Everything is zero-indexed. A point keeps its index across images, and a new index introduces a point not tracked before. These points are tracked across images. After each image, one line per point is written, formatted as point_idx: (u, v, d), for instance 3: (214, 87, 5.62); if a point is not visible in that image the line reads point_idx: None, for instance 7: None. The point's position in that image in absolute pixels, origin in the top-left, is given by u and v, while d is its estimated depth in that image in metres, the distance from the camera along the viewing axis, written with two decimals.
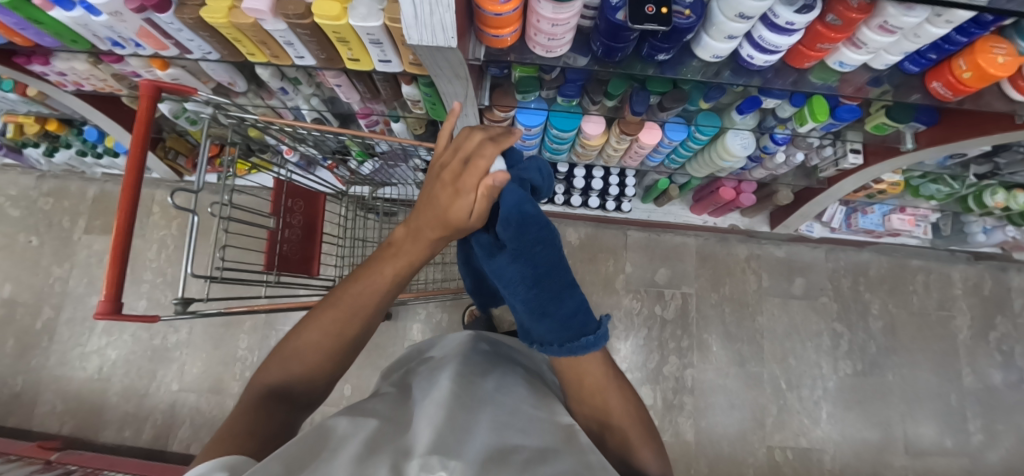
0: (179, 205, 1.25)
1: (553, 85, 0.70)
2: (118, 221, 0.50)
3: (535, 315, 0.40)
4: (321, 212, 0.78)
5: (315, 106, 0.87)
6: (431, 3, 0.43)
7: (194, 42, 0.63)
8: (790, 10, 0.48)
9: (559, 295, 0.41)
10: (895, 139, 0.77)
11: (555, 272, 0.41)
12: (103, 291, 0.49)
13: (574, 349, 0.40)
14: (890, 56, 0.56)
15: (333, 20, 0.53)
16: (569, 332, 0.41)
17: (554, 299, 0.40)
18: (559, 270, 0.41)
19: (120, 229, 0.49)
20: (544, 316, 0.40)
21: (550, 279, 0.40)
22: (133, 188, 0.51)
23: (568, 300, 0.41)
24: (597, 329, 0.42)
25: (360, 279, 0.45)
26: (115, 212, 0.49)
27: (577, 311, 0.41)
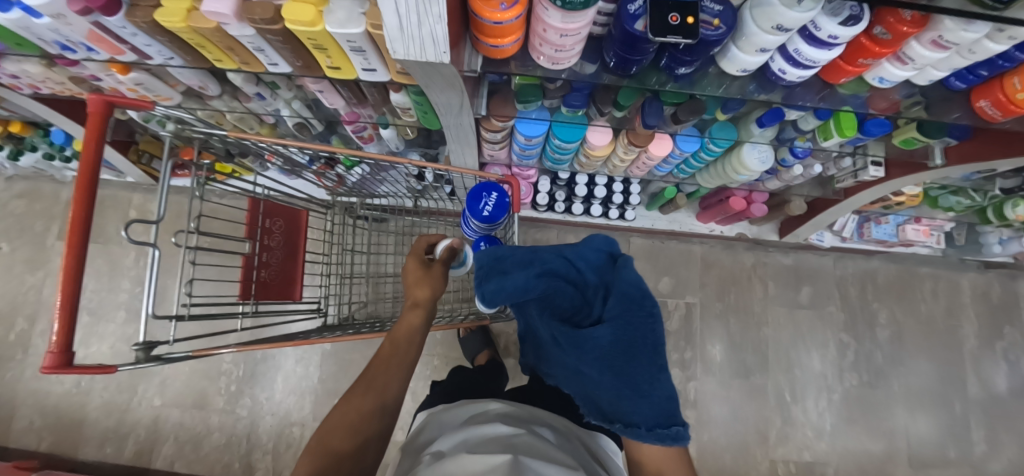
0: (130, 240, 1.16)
1: (557, 94, 0.63)
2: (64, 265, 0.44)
3: (628, 392, 0.43)
4: (302, 231, 0.72)
5: (297, 110, 0.79)
6: (418, 14, 0.36)
7: (152, 47, 0.56)
8: (835, 23, 0.42)
9: (655, 379, 0.44)
10: (923, 153, 0.73)
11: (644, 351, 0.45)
12: (54, 343, 0.41)
13: (662, 438, 0.42)
14: (935, 71, 0.50)
15: (307, 26, 0.46)
16: (658, 416, 0.43)
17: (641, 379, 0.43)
18: (655, 351, 0.45)
19: (70, 271, 0.42)
20: (643, 396, 0.43)
21: (641, 355, 0.44)
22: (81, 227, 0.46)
23: (663, 385, 0.44)
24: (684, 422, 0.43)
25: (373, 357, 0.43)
26: (63, 252, 0.41)
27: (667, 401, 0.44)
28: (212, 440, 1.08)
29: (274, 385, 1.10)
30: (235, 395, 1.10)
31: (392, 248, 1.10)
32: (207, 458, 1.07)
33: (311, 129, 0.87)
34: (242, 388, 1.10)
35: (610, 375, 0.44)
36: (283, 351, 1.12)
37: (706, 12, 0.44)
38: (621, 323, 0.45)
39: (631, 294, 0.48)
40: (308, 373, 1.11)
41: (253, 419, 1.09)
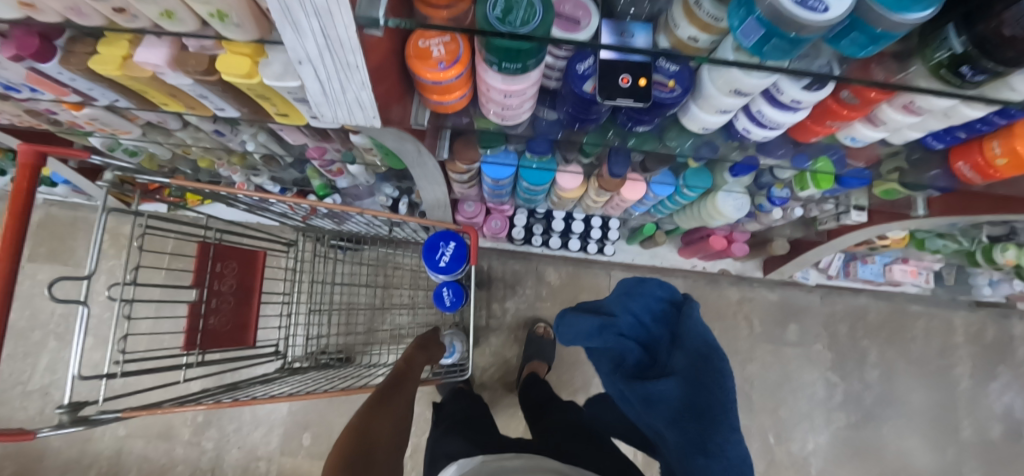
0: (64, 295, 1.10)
1: (519, 141, 0.61)
2: None
3: (697, 453, 0.44)
4: (258, 272, 0.70)
5: (264, 142, 0.77)
6: (340, 80, 0.35)
7: (95, 90, 0.54)
8: (797, 87, 0.39)
9: (728, 441, 0.44)
10: (905, 203, 0.71)
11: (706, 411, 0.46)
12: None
13: None
14: (911, 132, 0.47)
15: (244, 79, 0.44)
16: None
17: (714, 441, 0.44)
18: (727, 411, 0.46)
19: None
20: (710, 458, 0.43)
21: (712, 419, 0.45)
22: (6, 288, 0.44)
23: (735, 446, 0.44)
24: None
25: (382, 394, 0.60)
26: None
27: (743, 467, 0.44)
28: (176, 474, 1.04)
29: (242, 418, 1.07)
30: (201, 427, 1.07)
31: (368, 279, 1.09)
32: None
33: (280, 161, 0.86)
34: (208, 419, 1.07)
35: (682, 435, 0.46)
36: None
37: (661, 72, 0.41)
38: (690, 381, 0.48)
39: (698, 348, 0.50)
40: (277, 406, 1.08)
41: (219, 452, 1.06)
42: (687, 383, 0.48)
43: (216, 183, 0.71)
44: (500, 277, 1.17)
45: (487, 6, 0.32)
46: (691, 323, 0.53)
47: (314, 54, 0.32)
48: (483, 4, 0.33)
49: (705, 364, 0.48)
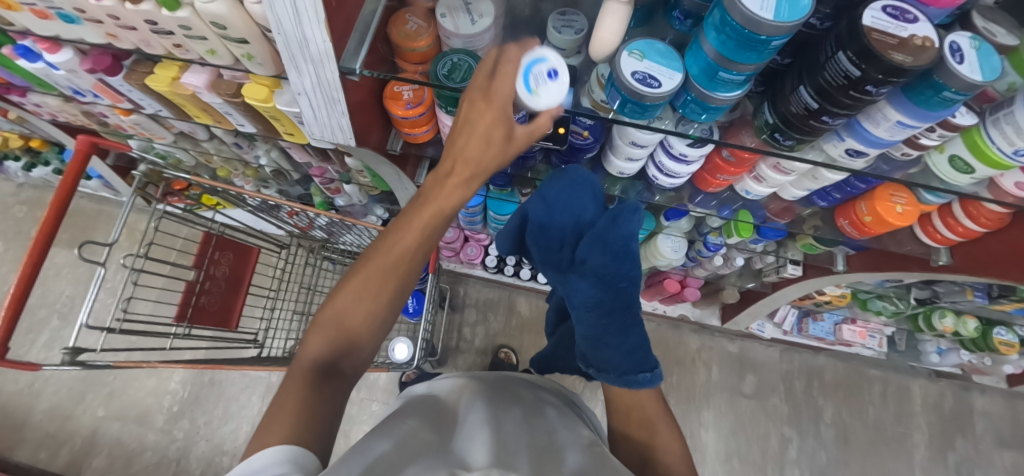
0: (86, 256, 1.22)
1: (484, 174, 0.73)
2: (20, 278, 0.54)
3: (602, 345, 0.53)
4: (250, 265, 0.80)
5: (275, 158, 0.91)
6: (326, 109, 0.47)
7: (145, 101, 0.67)
8: (683, 143, 0.50)
9: (626, 332, 0.53)
10: (828, 259, 0.80)
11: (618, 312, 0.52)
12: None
13: (630, 383, 0.52)
14: (795, 190, 0.58)
15: (261, 102, 0.57)
16: (630, 366, 0.53)
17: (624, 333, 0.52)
18: (630, 310, 0.53)
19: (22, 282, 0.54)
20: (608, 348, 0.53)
21: (619, 318, 0.52)
22: (41, 247, 0.56)
23: (633, 336, 0.53)
24: (653, 370, 0.54)
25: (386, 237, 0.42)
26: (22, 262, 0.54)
27: (637, 353, 0.53)
28: (143, 460, 1.08)
29: (215, 410, 1.12)
30: (175, 416, 1.12)
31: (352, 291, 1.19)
32: None
33: (288, 176, 1.01)
34: (183, 409, 1.12)
35: (596, 329, 0.53)
36: (230, 378, 1.15)
37: (579, 124, 0.52)
38: (600, 281, 0.51)
39: (612, 247, 0.49)
40: (248, 403, 1.13)
41: (187, 442, 1.10)
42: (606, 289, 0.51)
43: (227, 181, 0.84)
44: (474, 303, 1.25)
45: (438, 67, 0.45)
46: (621, 223, 0.49)
47: (309, 89, 0.44)
48: (435, 65, 0.45)
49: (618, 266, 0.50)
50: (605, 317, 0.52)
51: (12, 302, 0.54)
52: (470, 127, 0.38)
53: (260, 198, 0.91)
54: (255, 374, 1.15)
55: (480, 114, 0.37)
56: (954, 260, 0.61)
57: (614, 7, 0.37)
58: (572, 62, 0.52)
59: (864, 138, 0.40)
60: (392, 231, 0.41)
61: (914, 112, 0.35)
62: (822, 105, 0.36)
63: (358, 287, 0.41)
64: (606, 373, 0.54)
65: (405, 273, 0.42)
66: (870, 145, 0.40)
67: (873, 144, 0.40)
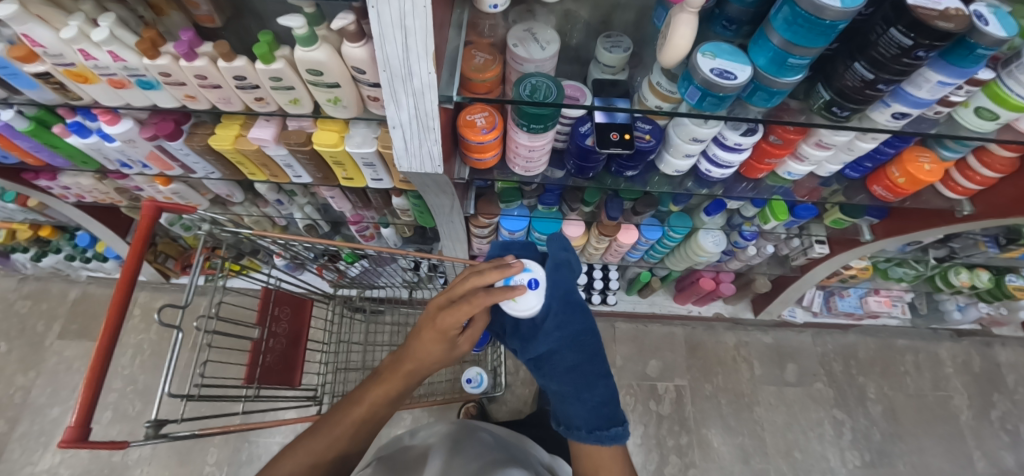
0: (165, 322, 1.20)
1: (533, 195, 0.77)
2: (101, 338, 0.49)
3: (570, 398, 0.54)
4: (307, 317, 0.78)
5: (309, 213, 0.93)
6: (419, 138, 0.49)
7: (199, 164, 0.69)
8: (737, 134, 0.56)
9: (593, 386, 0.54)
10: (853, 231, 0.87)
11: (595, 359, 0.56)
12: (73, 418, 0.46)
13: (601, 436, 0.51)
14: (832, 165, 0.64)
15: (331, 147, 0.59)
16: (599, 421, 0.52)
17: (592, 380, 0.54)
18: (596, 362, 0.56)
19: (102, 349, 0.48)
20: (579, 398, 0.53)
21: (590, 370, 0.55)
22: (122, 299, 0.52)
23: (601, 391, 0.54)
24: (623, 424, 0.52)
25: (349, 406, 0.48)
26: (101, 328, 0.48)
27: (595, 406, 0.53)
28: None
29: None
30: None
31: (386, 340, 1.16)
32: None
33: (318, 230, 1.02)
34: None
35: (566, 386, 0.54)
36: (269, 450, 1.07)
37: (639, 130, 0.58)
38: (575, 340, 0.55)
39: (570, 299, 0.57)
40: None
41: None
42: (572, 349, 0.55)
43: (278, 232, 0.82)
44: None
45: (520, 89, 0.49)
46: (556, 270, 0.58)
47: (406, 121, 0.47)
48: (517, 88, 0.49)
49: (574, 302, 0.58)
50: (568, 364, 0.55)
51: (90, 371, 0.47)
52: (424, 334, 0.50)
53: (303, 243, 0.87)
54: None
55: (433, 331, 0.50)
56: (976, 209, 0.67)
57: (686, 17, 0.43)
58: (619, 77, 0.59)
59: (907, 101, 0.46)
60: (339, 409, 0.48)
61: (952, 72, 0.42)
62: (877, 75, 0.42)
63: (304, 449, 0.44)
64: (577, 429, 0.52)
65: (349, 447, 0.47)
66: (913, 106, 0.47)
67: (916, 105, 0.46)
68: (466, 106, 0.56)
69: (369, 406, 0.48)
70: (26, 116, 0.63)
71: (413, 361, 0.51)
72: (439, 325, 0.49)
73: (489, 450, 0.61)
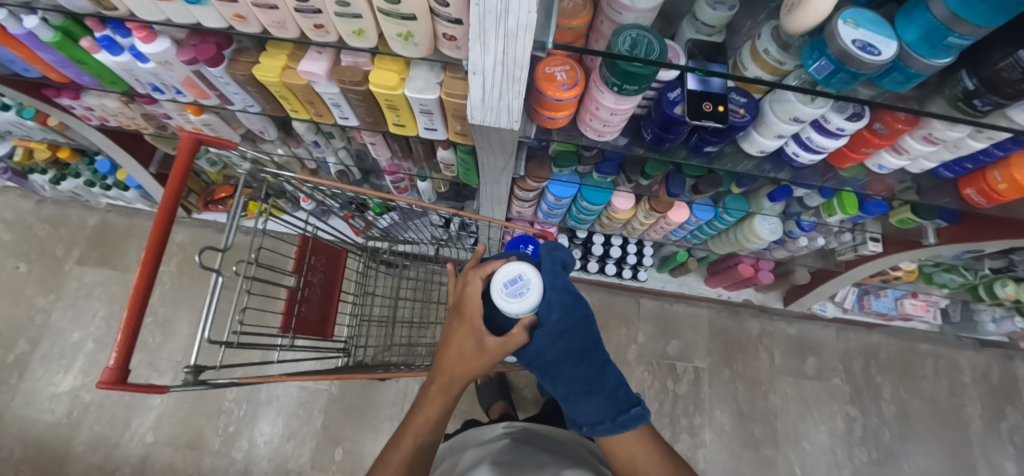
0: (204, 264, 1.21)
1: (591, 162, 0.72)
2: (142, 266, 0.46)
3: (585, 393, 0.54)
4: (342, 269, 0.76)
5: (342, 159, 0.90)
6: (501, 89, 0.44)
7: (238, 96, 0.64)
8: (842, 118, 0.50)
9: (603, 374, 0.56)
10: (917, 233, 0.82)
11: (596, 348, 0.59)
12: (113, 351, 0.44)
13: (625, 422, 0.51)
14: (927, 162, 0.58)
15: (389, 90, 0.54)
16: (616, 407, 0.53)
17: (596, 367, 0.56)
18: (598, 349, 0.59)
19: (143, 278, 0.45)
20: (593, 391, 0.54)
21: (594, 357, 0.57)
22: (162, 229, 0.47)
23: (609, 377, 0.56)
24: (640, 403, 0.54)
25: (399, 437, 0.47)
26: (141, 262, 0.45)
27: (605, 398, 0.54)
28: None
29: (274, 428, 1.05)
30: (232, 437, 1.04)
31: (410, 294, 1.15)
32: None
33: (350, 177, 0.98)
34: (240, 428, 1.05)
35: (576, 381, 0.55)
36: (287, 393, 1.08)
37: (733, 103, 0.52)
38: (566, 332, 0.57)
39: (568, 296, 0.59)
40: (311, 420, 1.06)
41: (246, 466, 1.02)
42: (570, 335, 0.57)
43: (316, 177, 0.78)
44: None
45: (618, 43, 0.43)
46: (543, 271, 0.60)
47: (489, 67, 0.41)
48: (616, 41, 0.43)
49: (583, 312, 0.60)
50: (575, 351, 0.57)
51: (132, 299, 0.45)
52: (450, 336, 0.53)
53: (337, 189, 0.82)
54: (313, 387, 1.09)
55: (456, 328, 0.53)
56: None
57: None
58: (715, 40, 0.51)
59: None
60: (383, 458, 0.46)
61: None
62: None
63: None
64: (598, 424, 0.52)
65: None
66: None
67: None
68: (546, 58, 0.50)
69: (414, 436, 0.47)
70: (51, 25, 0.56)
71: (445, 373, 0.51)
72: (467, 316, 0.53)
73: (535, 455, 0.56)
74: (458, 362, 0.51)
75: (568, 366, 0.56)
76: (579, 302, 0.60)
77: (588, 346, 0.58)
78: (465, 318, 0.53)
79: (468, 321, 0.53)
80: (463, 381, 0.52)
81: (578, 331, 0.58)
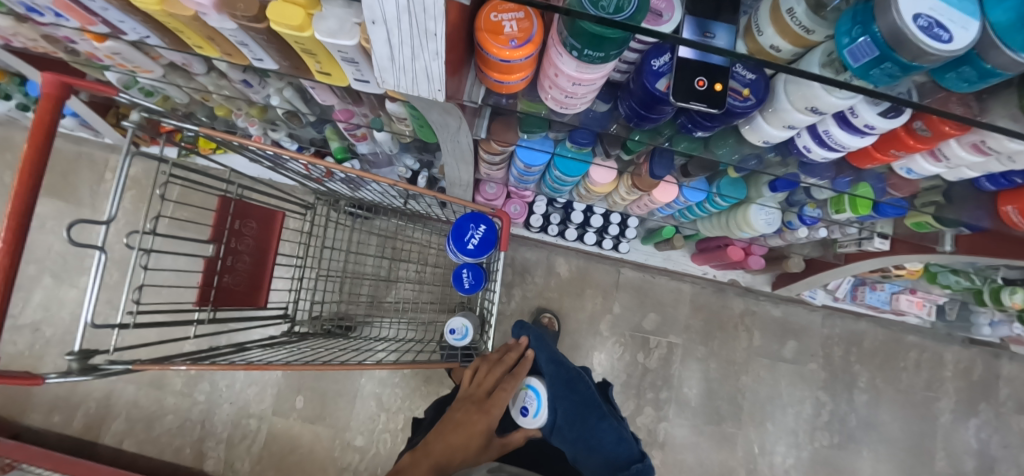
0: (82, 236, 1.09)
1: (563, 129, 0.59)
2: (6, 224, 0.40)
3: (588, 450, 0.67)
4: (275, 231, 0.67)
5: (288, 98, 0.75)
6: (413, 47, 0.32)
7: (127, 24, 0.51)
8: (874, 112, 0.39)
9: (598, 429, 0.69)
10: (932, 238, 0.72)
11: (591, 410, 0.72)
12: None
13: (631, 473, 0.65)
14: (969, 171, 0.47)
15: (294, 31, 0.41)
16: (621, 459, 0.67)
17: (593, 424, 0.70)
18: (593, 408, 0.72)
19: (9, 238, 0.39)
20: (592, 442, 0.68)
21: (591, 414, 0.71)
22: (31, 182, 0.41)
23: (608, 429, 0.70)
24: (642, 459, 0.68)
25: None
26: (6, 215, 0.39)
27: (609, 446, 0.68)
28: (165, 423, 1.03)
29: (235, 374, 1.05)
30: (194, 380, 1.04)
31: (375, 245, 1.06)
32: (157, 441, 1.02)
33: (302, 119, 0.85)
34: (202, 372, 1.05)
35: (574, 433, 0.69)
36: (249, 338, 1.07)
37: (737, 79, 0.40)
38: (563, 385, 0.74)
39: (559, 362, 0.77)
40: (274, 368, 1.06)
41: (210, 406, 1.04)
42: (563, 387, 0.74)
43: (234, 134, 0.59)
44: (508, 262, 1.19)
45: None
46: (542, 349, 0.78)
47: (392, 15, 0.29)
48: None
49: (580, 391, 0.74)
50: (574, 406, 0.72)
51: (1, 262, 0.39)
52: (473, 415, 0.61)
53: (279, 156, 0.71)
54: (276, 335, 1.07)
55: (475, 412, 0.61)
56: None
57: None
58: None
59: None
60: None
61: None
62: None
63: None
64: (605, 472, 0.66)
65: None
66: None
67: None
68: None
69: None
70: None
71: (447, 441, 0.56)
72: (491, 405, 0.63)
73: None
74: (468, 439, 0.58)
75: (577, 425, 0.70)
76: (576, 382, 0.75)
77: (585, 406, 0.72)
78: (487, 411, 0.62)
79: (487, 418, 0.61)
80: (465, 457, 0.57)
81: (574, 392, 0.74)
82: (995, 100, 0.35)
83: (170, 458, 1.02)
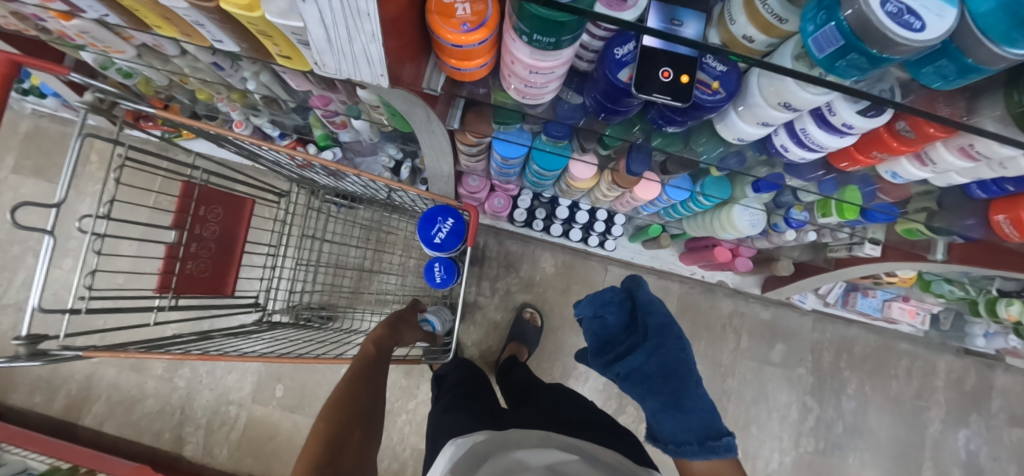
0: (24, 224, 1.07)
1: (536, 122, 0.57)
2: None
3: (674, 410, 0.55)
4: (244, 219, 0.66)
5: (266, 81, 0.72)
6: (348, 29, 0.30)
7: (82, 1, 0.49)
8: (852, 110, 0.36)
9: (694, 394, 0.56)
10: (924, 245, 0.69)
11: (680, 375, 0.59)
12: None
13: (713, 448, 0.49)
14: (957, 177, 0.45)
15: (244, 11, 0.39)
16: (705, 431, 0.51)
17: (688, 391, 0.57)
18: (681, 375, 0.59)
19: None
20: (684, 411, 0.54)
21: (679, 378, 0.58)
22: None
23: (703, 398, 0.56)
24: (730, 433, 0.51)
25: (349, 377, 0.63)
26: None
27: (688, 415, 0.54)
28: (145, 407, 1.03)
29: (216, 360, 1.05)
30: (174, 364, 1.04)
31: (358, 236, 1.04)
32: (136, 424, 1.03)
33: (282, 104, 0.83)
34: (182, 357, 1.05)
35: (658, 396, 0.57)
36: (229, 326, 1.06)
37: (706, 71, 0.37)
38: (654, 351, 0.62)
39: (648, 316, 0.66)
40: None
41: (190, 391, 1.04)
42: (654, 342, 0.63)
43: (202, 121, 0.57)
44: (494, 256, 1.17)
45: None
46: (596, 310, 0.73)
47: None
48: None
49: (677, 353, 0.61)
50: (663, 364, 0.60)
51: None
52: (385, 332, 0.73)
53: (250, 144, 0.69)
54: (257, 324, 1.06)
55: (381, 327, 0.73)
56: None
57: None
58: None
59: None
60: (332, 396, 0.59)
61: None
62: None
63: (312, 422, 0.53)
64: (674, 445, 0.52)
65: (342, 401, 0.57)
66: None
67: None
68: None
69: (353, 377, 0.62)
70: None
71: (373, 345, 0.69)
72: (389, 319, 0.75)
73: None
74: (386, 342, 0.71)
75: (668, 377, 0.59)
76: (670, 334, 0.63)
77: (676, 368, 0.60)
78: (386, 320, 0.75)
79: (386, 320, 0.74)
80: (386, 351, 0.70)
81: (668, 353, 0.61)
82: (983, 101, 0.33)
83: (149, 441, 1.02)
